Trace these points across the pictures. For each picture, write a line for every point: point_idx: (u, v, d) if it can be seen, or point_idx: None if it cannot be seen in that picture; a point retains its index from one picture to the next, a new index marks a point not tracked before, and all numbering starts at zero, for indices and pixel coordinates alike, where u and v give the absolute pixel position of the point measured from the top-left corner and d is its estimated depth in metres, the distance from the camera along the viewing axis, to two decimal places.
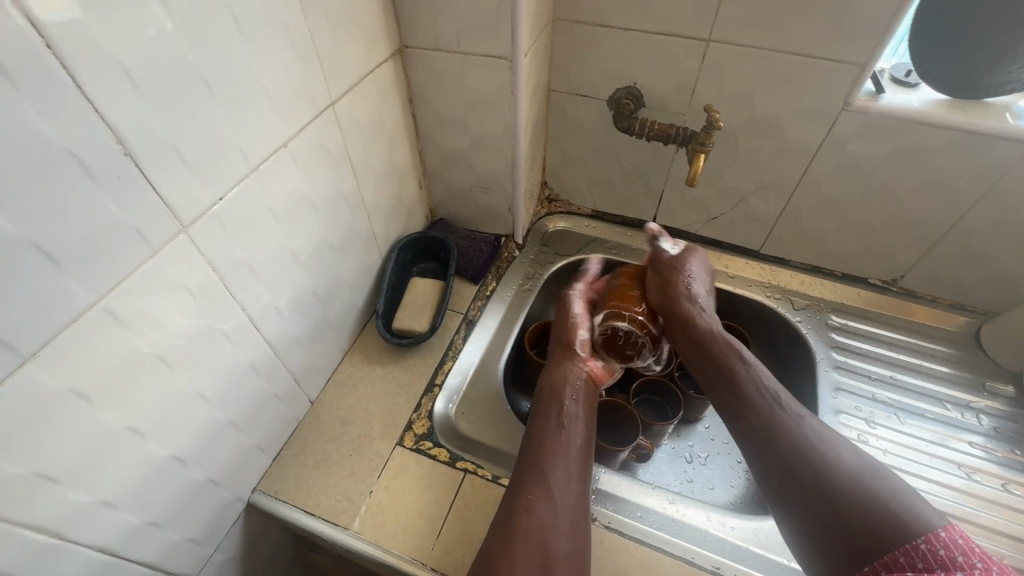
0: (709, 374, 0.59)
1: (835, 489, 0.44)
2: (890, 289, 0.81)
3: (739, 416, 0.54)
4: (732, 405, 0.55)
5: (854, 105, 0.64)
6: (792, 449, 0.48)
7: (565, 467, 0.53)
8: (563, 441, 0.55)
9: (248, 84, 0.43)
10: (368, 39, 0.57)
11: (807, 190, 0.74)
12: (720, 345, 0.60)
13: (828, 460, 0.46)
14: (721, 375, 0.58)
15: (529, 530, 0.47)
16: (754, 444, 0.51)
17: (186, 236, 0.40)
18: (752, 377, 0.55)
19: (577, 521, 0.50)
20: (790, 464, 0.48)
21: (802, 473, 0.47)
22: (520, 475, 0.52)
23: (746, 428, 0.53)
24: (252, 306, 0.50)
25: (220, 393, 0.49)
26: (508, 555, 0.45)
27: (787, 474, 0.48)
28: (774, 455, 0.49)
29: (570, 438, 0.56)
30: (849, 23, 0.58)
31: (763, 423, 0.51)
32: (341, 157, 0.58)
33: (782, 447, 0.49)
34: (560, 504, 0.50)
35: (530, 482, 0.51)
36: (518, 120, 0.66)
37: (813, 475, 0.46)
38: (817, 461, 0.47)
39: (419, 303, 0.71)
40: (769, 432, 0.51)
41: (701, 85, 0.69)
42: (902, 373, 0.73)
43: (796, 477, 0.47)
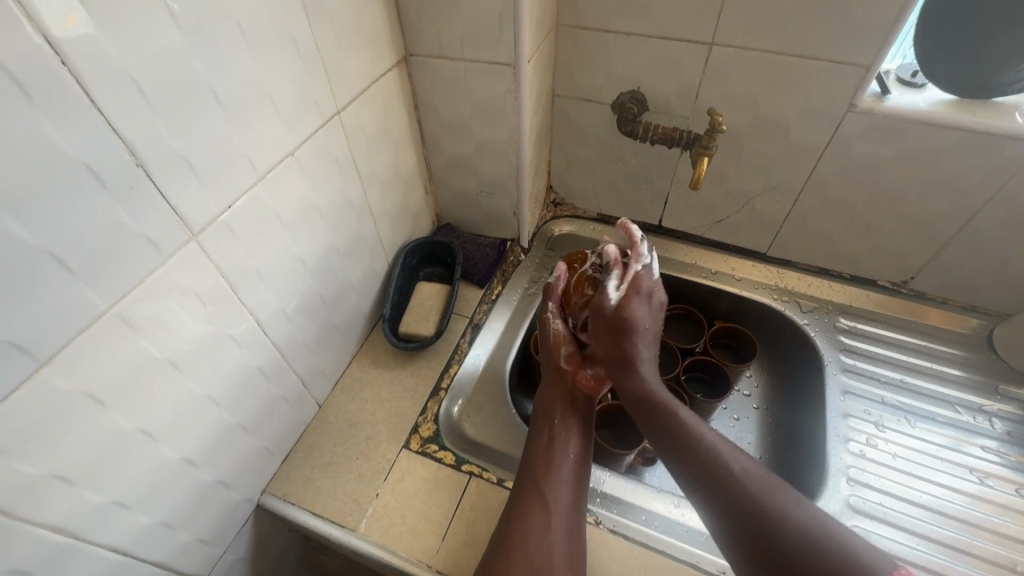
0: (646, 412, 0.55)
1: (795, 553, 0.42)
2: (900, 291, 0.80)
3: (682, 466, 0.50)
4: (667, 443, 0.52)
5: (859, 106, 0.63)
6: (747, 507, 0.45)
7: (566, 486, 0.54)
8: (560, 454, 0.56)
9: (255, 95, 0.44)
10: (373, 48, 0.58)
11: (814, 192, 0.74)
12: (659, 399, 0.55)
13: (779, 520, 0.44)
14: (659, 418, 0.54)
15: (530, 540, 0.49)
16: (706, 488, 0.48)
17: (195, 244, 0.41)
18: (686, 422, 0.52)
19: (573, 525, 0.51)
20: (748, 526, 0.44)
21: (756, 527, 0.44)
22: (520, 488, 0.54)
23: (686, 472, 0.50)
24: (260, 311, 0.51)
25: (229, 395, 0.49)
26: (505, 562, 0.47)
27: (743, 536, 0.44)
28: (727, 497, 0.46)
29: (568, 454, 0.56)
30: (852, 25, 0.57)
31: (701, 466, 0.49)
32: (348, 163, 0.59)
33: (737, 511, 0.45)
34: (558, 512, 0.51)
35: (528, 494, 0.53)
36: (522, 126, 0.67)
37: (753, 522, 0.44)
38: (772, 523, 0.44)
39: (424, 307, 0.72)
40: (712, 477, 0.48)
41: (705, 88, 0.69)
42: (912, 376, 0.73)
43: (755, 541, 0.44)
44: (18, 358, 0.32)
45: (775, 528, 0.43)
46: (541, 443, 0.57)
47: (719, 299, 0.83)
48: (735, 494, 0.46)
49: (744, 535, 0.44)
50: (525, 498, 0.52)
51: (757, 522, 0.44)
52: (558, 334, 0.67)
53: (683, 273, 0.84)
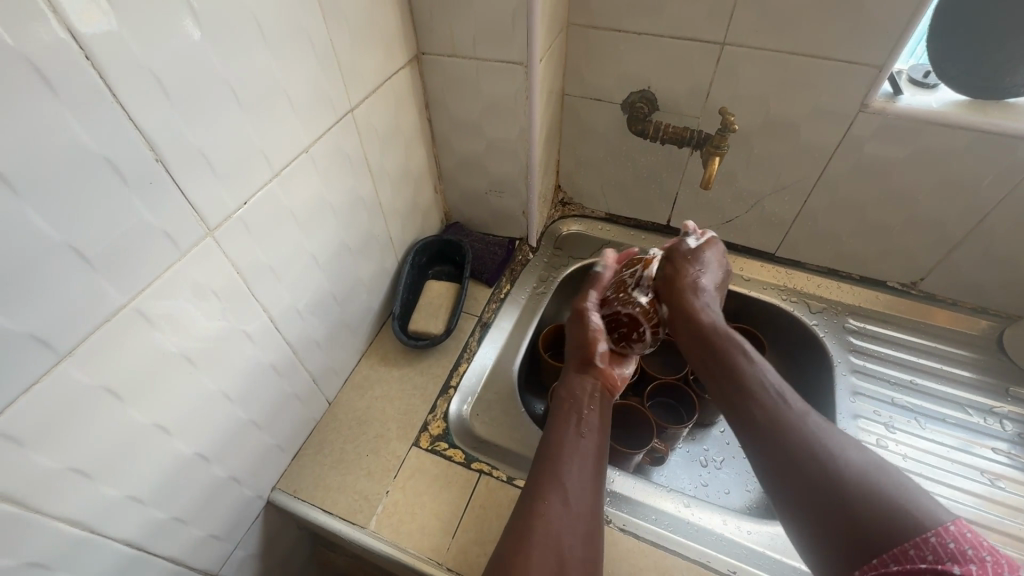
0: (705, 358, 0.57)
1: (847, 480, 0.41)
2: (910, 292, 0.79)
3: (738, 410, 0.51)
4: (726, 389, 0.53)
5: (871, 106, 0.63)
6: (798, 436, 0.45)
7: (586, 466, 0.53)
8: (581, 438, 0.56)
9: (271, 92, 0.44)
10: (386, 47, 0.58)
11: (824, 193, 0.74)
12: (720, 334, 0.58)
13: (833, 455, 0.43)
14: (719, 364, 0.55)
15: (544, 528, 0.48)
16: (760, 427, 0.48)
17: (211, 239, 0.42)
18: (747, 368, 0.53)
19: (593, 527, 0.49)
20: (797, 460, 0.44)
21: (809, 462, 0.44)
22: (536, 480, 0.52)
23: (742, 415, 0.50)
24: (274, 307, 0.51)
25: (242, 391, 0.50)
26: (523, 561, 0.45)
27: (791, 468, 0.44)
28: (779, 433, 0.46)
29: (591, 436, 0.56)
30: (865, 26, 0.57)
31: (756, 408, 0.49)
32: (360, 161, 0.59)
33: (789, 443, 0.45)
34: (581, 511, 0.49)
35: (544, 477, 0.52)
36: (533, 124, 0.67)
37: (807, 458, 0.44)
38: (826, 455, 0.43)
39: (434, 305, 0.72)
40: (768, 418, 0.48)
41: (716, 88, 0.69)
42: (922, 377, 0.72)
43: (802, 474, 0.43)
44: (38, 351, 0.32)
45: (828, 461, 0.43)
46: (563, 434, 0.56)
47: (727, 299, 0.83)
48: (789, 428, 0.46)
49: (791, 467, 0.44)
50: (543, 491, 0.51)
51: (810, 457, 0.44)
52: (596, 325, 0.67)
53: None
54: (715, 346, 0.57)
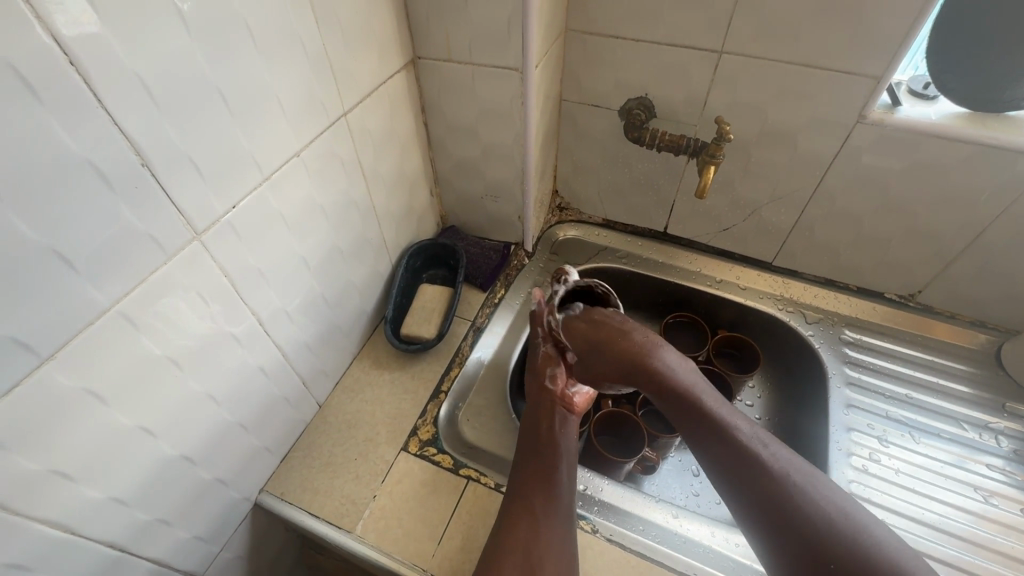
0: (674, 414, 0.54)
1: (817, 527, 0.43)
2: (908, 304, 0.79)
3: (711, 448, 0.50)
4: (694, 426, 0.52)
5: (869, 117, 0.63)
6: (769, 480, 0.46)
7: (561, 499, 0.54)
8: (551, 471, 0.56)
9: (261, 95, 0.44)
10: (381, 51, 0.58)
11: (822, 203, 0.73)
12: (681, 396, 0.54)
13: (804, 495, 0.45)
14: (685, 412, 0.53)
15: (516, 540, 0.50)
16: (736, 469, 0.48)
17: (199, 243, 0.42)
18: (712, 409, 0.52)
19: (564, 538, 0.52)
20: (774, 498, 0.45)
21: (783, 505, 0.45)
22: (510, 497, 0.55)
23: (717, 454, 0.50)
24: (262, 310, 0.51)
25: (229, 394, 0.50)
26: (497, 567, 0.48)
27: (765, 497, 0.46)
28: (755, 477, 0.47)
29: (565, 466, 0.57)
30: (864, 35, 0.57)
31: (731, 447, 0.49)
32: (353, 165, 0.59)
33: (768, 487, 0.46)
34: (550, 528, 0.51)
35: (516, 509, 0.53)
36: (529, 130, 0.67)
37: (778, 500, 0.45)
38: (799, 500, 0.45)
39: (427, 309, 0.72)
40: (742, 456, 0.48)
41: (713, 96, 0.68)
42: (917, 391, 0.72)
43: (780, 514, 0.45)
44: (19, 353, 0.32)
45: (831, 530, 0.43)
46: (528, 455, 0.58)
47: (722, 308, 0.83)
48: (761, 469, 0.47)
49: (788, 529, 0.44)
50: (516, 508, 0.53)
51: (782, 498, 0.45)
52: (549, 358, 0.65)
53: (687, 282, 0.84)
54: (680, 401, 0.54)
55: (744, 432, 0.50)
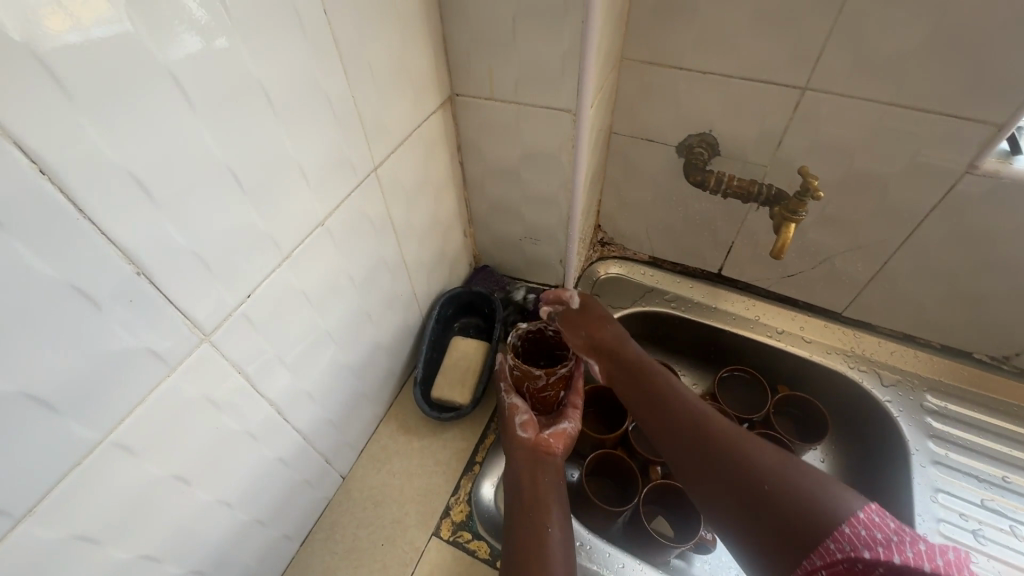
0: (634, 397, 0.57)
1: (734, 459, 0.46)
2: (1000, 367, 0.69)
3: (651, 414, 0.54)
4: (638, 396, 0.56)
5: (982, 168, 0.53)
6: (692, 424, 0.50)
7: (555, 545, 0.48)
8: (542, 518, 0.50)
9: (280, 166, 0.37)
10: (416, 93, 0.51)
11: (909, 256, 0.64)
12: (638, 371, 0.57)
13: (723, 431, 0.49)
14: (639, 390, 0.56)
15: None
16: (668, 426, 0.52)
17: (208, 345, 0.36)
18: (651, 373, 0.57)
19: None
20: (697, 439, 0.49)
21: (705, 448, 0.48)
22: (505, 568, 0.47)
23: (655, 417, 0.54)
24: (281, 398, 0.45)
25: (245, 494, 0.44)
26: None
27: (693, 441, 0.49)
28: (683, 428, 0.51)
29: (554, 517, 0.51)
30: (989, 77, 0.48)
31: (662, 403, 0.54)
32: (383, 222, 0.52)
33: (693, 430, 0.50)
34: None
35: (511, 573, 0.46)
36: (578, 174, 0.59)
37: (701, 444, 0.49)
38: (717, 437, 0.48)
39: (460, 368, 0.65)
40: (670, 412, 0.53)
41: (791, 136, 0.60)
42: (1015, 474, 0.63)
43: (705, 454, 0.48)
44: None
45: (782, 485, 0.42)
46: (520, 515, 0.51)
47: (784, 362, 0.75)
48: (685, 418, 0.51)
49: (724, 482, 0.46)
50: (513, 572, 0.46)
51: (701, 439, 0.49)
52: (516, 408, 0.59)
53: (742, 330, 0.76)
54: (636, 381, 0.57)
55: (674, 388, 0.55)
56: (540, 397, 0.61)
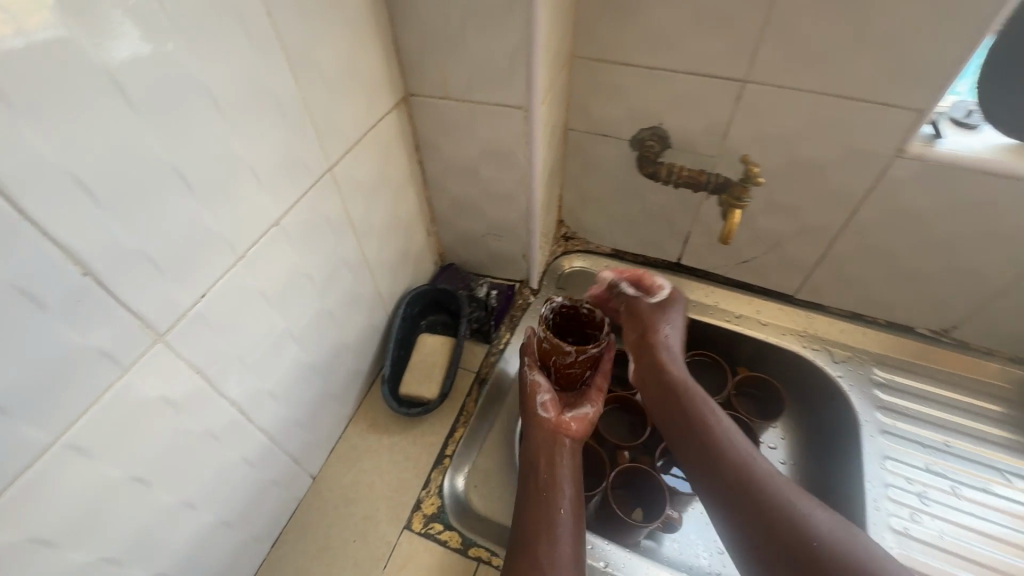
0: (667, 415, 0.59)
1: (785, 512, 0.47)
2: (940, 339, 0.74)
3: (692, 446, 0.55)
4: (682, 425, 0.57)
5: (909, 151, 0.57)
6: (741, 468, 0.51)
7: (566, 539, 0.50)
8: (554, 508, 0.52)
9: (231, 167, 0.38)
10: (369, 94, 0.52)
11: (851, 238, 0.68)
12: (685, 390, 0.59)
13: (777, 485, 0.50)
14: (679, 414, 0.58)
15: None
16: (716, 461, 0.53)
17: (163, 345, 0.36)
18: (696, 402, 0.58)
19: None
20: (747, 483, 0.50)
21: (757, 496, 0.49)
22: (513, 552, 0.50)
23: (699, 453, 0.54)
24: (243, 398, 0.45)
25: (210, 496, 0.44)
26: None
27: (743, 483, 0.50)
28: (731, 469, 0.52)
29: (565, 503, 0.52)
30: (910, 65, 0.51)
31: (707, 441, 0.55)
32: (342, 222, 0.53)
33: (743, 474, 0.51)
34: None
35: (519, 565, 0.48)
36: (534, 170, 0.61)
37: (754, 492, 0.49)
38: (769, 489, 0.49)
39: (427, 364, 0.66)
40: (718, 450, 0.53)
41: (735, 127, 0.62)
42: (955, 438, 0.67)
43: (755, 500, 0.49)
44: None
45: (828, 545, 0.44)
46: (530, 501, 0.53)
47: (742, 345, 0.78)
48: (732, 460, 0.52)
49: (772, 533, 0.47)
50: (520, 563, 0.48)
51: (751, 486, 0.50)
52: (538, 386, 0.60)
53: (703, 316, 0.78)
54: (680, 406, 0.58)
55: (718, 422, 0.56)
56: (567, 372, 0.60)
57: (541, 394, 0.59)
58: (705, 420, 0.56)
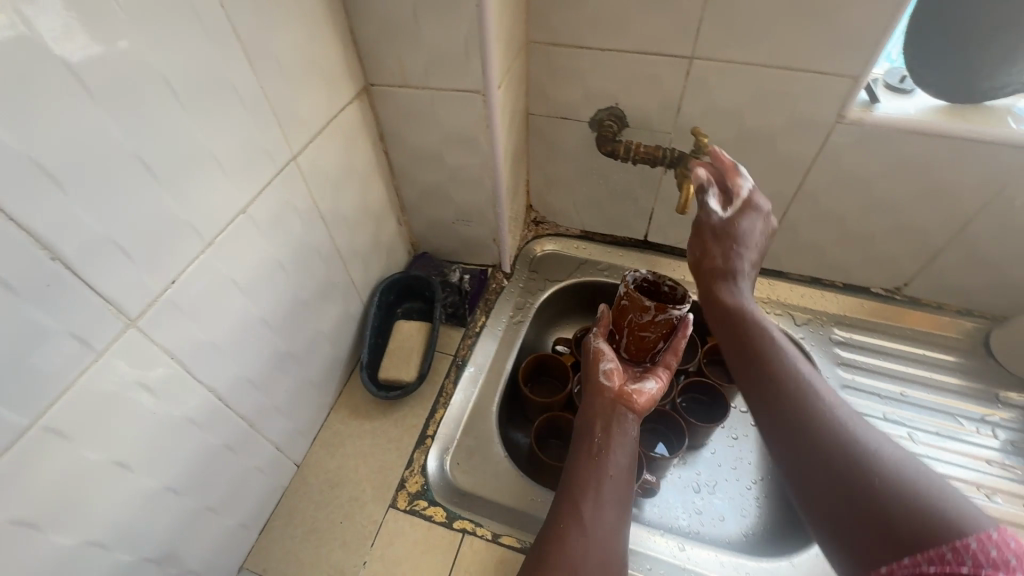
0: (726, 347, 0.51)
1: (829, 441, 0.38)
2: (894, 297, 0.78)
3: (745, 374, 0.47)
4: (735, 354, 0.49)
5: (848, 116, 0.60)
6: (791, 393, 0.42)
7: (611, 503, 0.49)
8: (601, 470, 0.52)
9: (193, 155, 0.39)
10: (329, 84, 0.53)
11: (804, 204, 0.71)
12: (740, 318, 0.50)
13: (834, 412, 0.39)
14: (732, 342, 0.49)
15: (560, 558, 0.45)
16: (761, 389, 0.44)
17: (135, 330, 0.37)
18: (752, 325, 0.49)
19: (609, 553, 0.47)
20: (792, 409, 0.41)
21: (802, 422, 0.40)
22: (555, 509, 0.50)
23: (749, 380, 0.46)
24: (220, 385, 0.46)
25: (192, 481, 0.45)
26: None
27: (789, 409, 0.41)
28: (776, 393, 0.43)
29: (613, 470, 0.52)
30: (842, 34, 0.54)
31: (756, 367, 0.46)
32: (309, 210, 0.54)
33: (789, 400, 0.42)
34: (595, 534, 0.47)
35: (562, 520, 0.48)
36: (497, 153, 0.63)
37: (797, 418, 0.40)
38: (824, 417, 0.39)
39: (404, 350, 0.67)
40: (764, 373, 0.45)
41: (687, 103, 0.65)
42: (911, 388, 0.71)
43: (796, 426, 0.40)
44: None
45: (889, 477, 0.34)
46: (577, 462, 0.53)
47: None
48: (781, 383, 0.43)
49: (812, 468, 0.38)
50: (562, 519, 0.48)
51: (799, 411, 0.40)
52: (602, 354, 0.62)
53: None
54: (731, 333, 0.50)
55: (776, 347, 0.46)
56: (637, 340, 0.63)
57: (606, 363, 0.61)
58: (756, 343, 0.47)
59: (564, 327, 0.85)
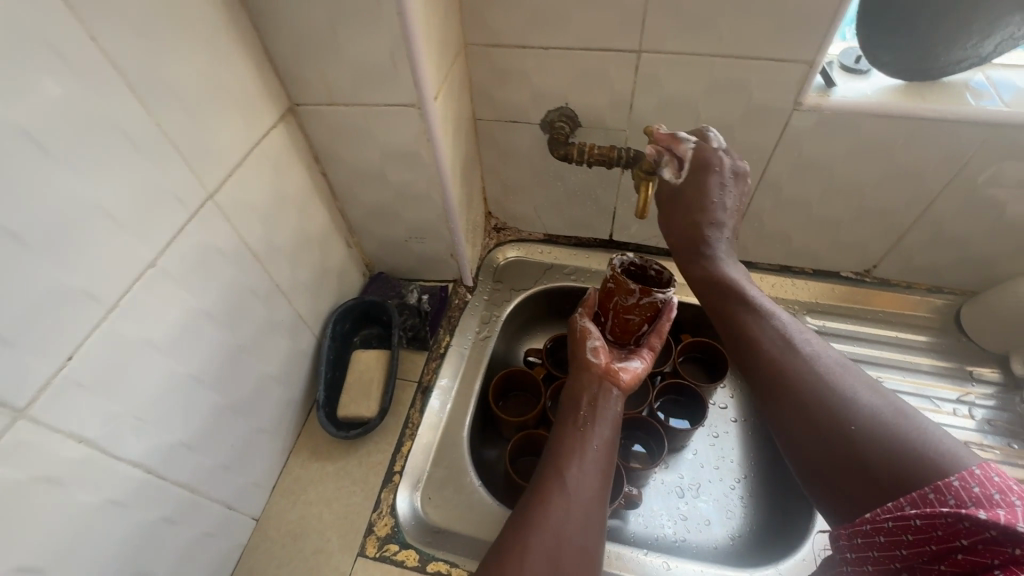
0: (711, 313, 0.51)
1: (815, 394, 0.40)
2: (864, 280, 0.76)
3: (731, 338, 0.48)
4: (720, 318, 0.50)
5: (804, 104, 0.58)
6: (775, 353, 0.43)
7: (592, 466, 0.47)
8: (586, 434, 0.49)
9: (77, 213, 0.34)
10: (245, 110, 0.48)
11: (768, 194, 0.68)
12: (725, 284, 0.50)
13: (817, 365, 0.41)
14: (716, 308, 0.50)
15: (543, 521, 0.43)
16: (748, 349, 0.46)
17: (27, 421, 0.32)
18: (735, 289, 0.49)
19: (592, 515, 0.44)
20: (779, 367, 0.42)
21: (789, 377, 0.41)
22: (539, 477, 0.47)
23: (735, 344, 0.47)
24: (148, 458, 0.42)
25: (126, 566, 0.41)
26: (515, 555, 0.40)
27: (776, 368, 0.43)
28: (763, 352, 0.44)
29: (597, 439, 0.49)
30: (793, 19, 0.51)
31: (740, 330, 0.47)
32: (239, 249, 0.50)
33: (775, 358, 0.43)
34: (580, 496, 0.44)
35: (545, 485, 0.45)
36: (442, 167, 0.59)
37: (785, 373, 0.42)
38: (807, 370, 0.41)
39: (364, 382, 0.63)
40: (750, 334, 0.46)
41: (639, 99, 0.62)
42: (887, 372, 0.70)
43: (783, 381, 0.42)
44: None
45: (871, 428, 0.36)
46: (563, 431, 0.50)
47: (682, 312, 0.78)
48: (766, 344, 0.44)
49: (800, 418, 0.40)
50: (546, 483, 0.45)
51: (785, 368, 0.42)
52: (587, 333, 0.58)
53: None
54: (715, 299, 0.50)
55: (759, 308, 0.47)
56: (621, 320, 0.59)
57: (591, 340, 0.57)
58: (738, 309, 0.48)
59: (534, 336, 0.82)
